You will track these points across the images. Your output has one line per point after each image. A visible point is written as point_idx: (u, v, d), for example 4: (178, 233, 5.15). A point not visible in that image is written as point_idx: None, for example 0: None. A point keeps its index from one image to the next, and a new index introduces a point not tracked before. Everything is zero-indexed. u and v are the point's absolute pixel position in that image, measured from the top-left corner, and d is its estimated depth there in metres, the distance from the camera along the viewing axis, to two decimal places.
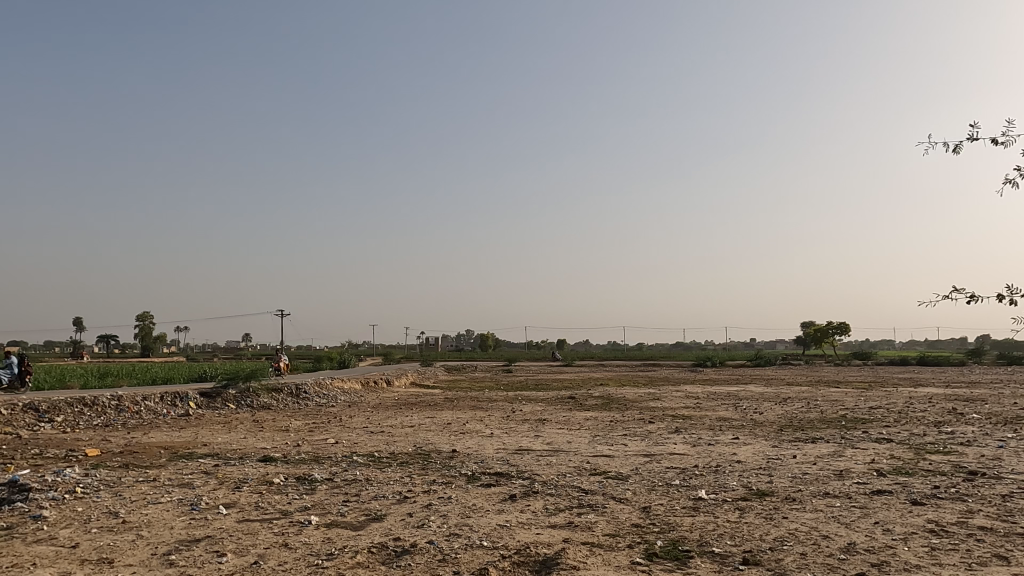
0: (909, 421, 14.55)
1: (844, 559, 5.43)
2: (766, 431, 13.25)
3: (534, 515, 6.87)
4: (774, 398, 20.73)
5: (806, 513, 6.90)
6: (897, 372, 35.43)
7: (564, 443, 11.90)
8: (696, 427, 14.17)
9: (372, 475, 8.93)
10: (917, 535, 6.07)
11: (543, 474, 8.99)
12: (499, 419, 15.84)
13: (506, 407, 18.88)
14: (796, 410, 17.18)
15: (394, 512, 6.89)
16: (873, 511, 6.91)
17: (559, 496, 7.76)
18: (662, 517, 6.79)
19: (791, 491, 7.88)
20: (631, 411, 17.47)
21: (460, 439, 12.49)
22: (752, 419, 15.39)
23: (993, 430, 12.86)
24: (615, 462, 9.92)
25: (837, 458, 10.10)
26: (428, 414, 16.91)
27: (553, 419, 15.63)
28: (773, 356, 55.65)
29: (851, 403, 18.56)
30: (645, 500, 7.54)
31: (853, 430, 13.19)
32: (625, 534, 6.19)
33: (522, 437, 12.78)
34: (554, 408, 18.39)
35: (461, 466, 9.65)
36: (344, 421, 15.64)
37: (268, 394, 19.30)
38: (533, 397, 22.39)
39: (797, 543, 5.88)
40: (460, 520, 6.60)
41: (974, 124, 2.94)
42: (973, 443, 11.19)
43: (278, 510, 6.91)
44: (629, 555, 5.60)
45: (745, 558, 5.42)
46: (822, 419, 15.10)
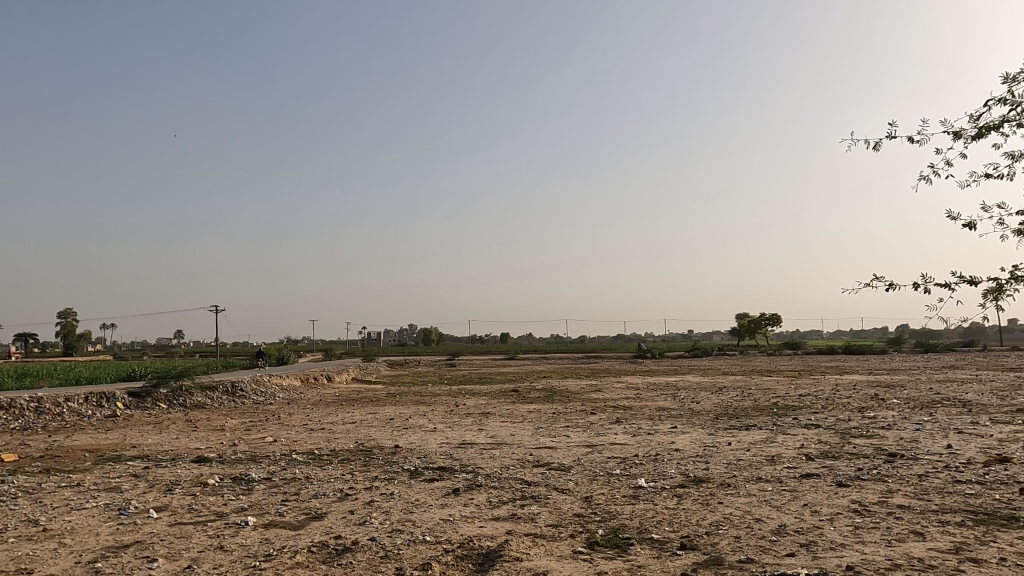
0: (835, 407, 15.25)
1: (774, 540, 5.66)
2: (702, 420, 13.64)
3: (477, 508, 6.87)
4: (709, 388, 21.42)
5: (741, 498, 7.15)
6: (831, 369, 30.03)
7: (507, 436, 11.94)
8: (636, 417, 14.45)
9: (312, 473, 8.73)
10: (842, 515, 6.38)
11: (486, 468, 9.01)
12: (442, 413, 15.73)
13: (449, 401, 18.83)
14: (730, 399, 17.74)
15: (335, 510, 6.77)
16: (803, 494, 7.21)
17: (502, 489, 7.79)
18: (603, 506, 6.91)
19: (726, 477, 8.15)
20: (573, 403, 17.65)
21: (403, 434, 12.35)
22: (689, 408, 15.79)
23: (911, 414, 13.62)
24: (558, 454, 10.02)
25: (769, 444, 10.48)
26: (370, 411, 16.67)
27: (496, 412, 15.69)
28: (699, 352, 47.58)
29: (783, 391, 19.32)
30: (587, 490, 7.67)
31: (785, 417, 13.71)
32: (568, 524, 6.28)
33: (465, 431, 12.77)
34: (497, 402, 18.37)
35: (403, 461, 9.57)
36: (282, 419, 15.24)
37: (203, 393, 18.63)
38: (475, 391, 22.38)
39: (732, 526, 6.09)
40: (403, 516, 6.55)
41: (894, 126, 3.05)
42: (893, 427, 11.81)
43: (213, 512, 6.67)
44: (571, 544, 5.67)
45: (683, 543, 5.57)
46: (756, 407, 15.63)
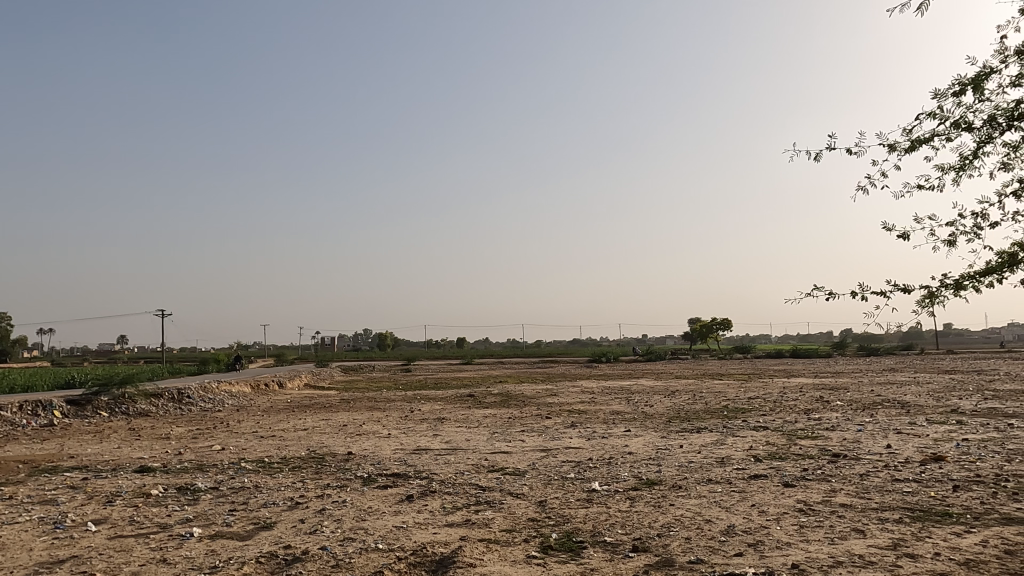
0: (782, 409, 15.73)
1: (723, 540, 5.78)
2: (655, 423, 13.85)
3: (431, 515, 6.82)
4: (663, 391, 21.77)
5: (692, 499, 7.28)
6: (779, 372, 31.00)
7: (462, 441, 11.89)
8: (590, 421, 14.59)
9: (261, 482, 8.52)
10: (788, 514, 6.55)
11: (441, 473, 8.95)
12: (396, 419, 15.57)
13: (404, 407, 18.66)
14: (682, 402, 18.08)
15: (285, 520, 6.62)
16: (751, 495, 7.39)
17: (457, 494, 7.76)
18: (557, 510, 6.94)
19: (677, 479, 8.29)
20: (528, 408, 17.70)
21: (356, 441, 12.18)
22: (643, 412, 16.03)
23: (853, 415, 14.14)
24: (513, 459, 10.04)
25: (720, 446, 10.72)
26: (323, 417, 16.39)
27: (452, 418, 15.62)
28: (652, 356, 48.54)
29: (732, 394, 19.84)
30: (542, 494, 7.69)
31: (734, 419, 14.05)
32: (522, 529, 6.28)
33: (420, 436, 12.68)
34: (453, 407, 18.28)
35: (357, 468, 9.42)
36: (231, 426, 14.84)
37: (147, 400, 17.99)
38: (431, 396, 22.23)
39: (683, 528, 6.19)
40: (356, 524, 6.45)
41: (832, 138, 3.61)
42: (836, 428, 12.21)
43: (156, 524, 6.44)
44: (525, 549, 5.67)
45: (635, 546, 5.64)
46: (707, 409, 15.96)
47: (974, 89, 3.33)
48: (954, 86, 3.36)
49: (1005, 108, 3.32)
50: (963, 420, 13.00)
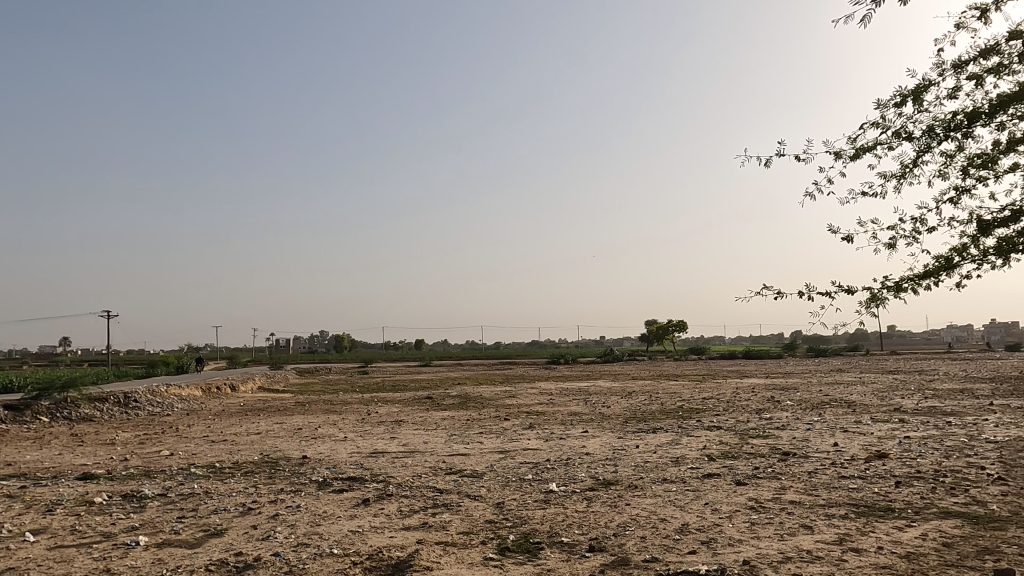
0: (735, 409, 16.10)
1: (678, 539, 5.87)
2: (612, 423, 13.99)
3: (388, 518, 6.75)
4: (620, 392, 22.05)
5: (647, 498, 7.38)
6: (733, 373, 31.68)
7: (420, 444, 11.81)
8: (548, 422, 14.66)
9: (212, 487, 8.30)
10: (740, 512, 6.70)
11: (398, 476, 8.86)
12: (353, 422, 15.37)
13: (361, 409, 18.42)
14: (639, 402, 18.31)
15: (237, 526, 6.46)
16: (704, 493, 7.53)
17: (413, 497, 7.69)
18: (515, 511, 6.95)
19: (633, 478, 8.39)
20: (487, 409, 17.68)
21: (312, 444, 11.97)
22: (600, 412, 16.19)
23: (802, 415, 14.56)
24: (471, 461, 10.01)
25: (675, 446, 10.90)
26: (277, 420, 16.05)
27: (409, 420, 15.49)
28: (610, 356, 49.10)
29: (687, 395, 20.20)
30: (499, 495, 7.69)
31: (689, 419, 14.31)
32: (479, 531, 6.27)
33: (377, 439, 12.54)
34: (411, 409, 18.14)
35: (311, 472, 9.26)
36: (180, 431, 14.40)
37: (91, 404, 17.34)
38: (388, 398, 22.02)
39: (639, 527, 6.27)
40: (310, 529, 6.34)
41: (782, 145, 3.86)
42: (786, 428, 12.55)
43: (99, 533, 6.21)
44: (482, 550, 5.66)
45: (591, 546, 5.68)
46: (662, 410, 16.22)
47: (914, 100, 3.47)
48: (895, 97, 3.49)
49: (942, 119, 3.47)
50: (905, 418, 13.52)
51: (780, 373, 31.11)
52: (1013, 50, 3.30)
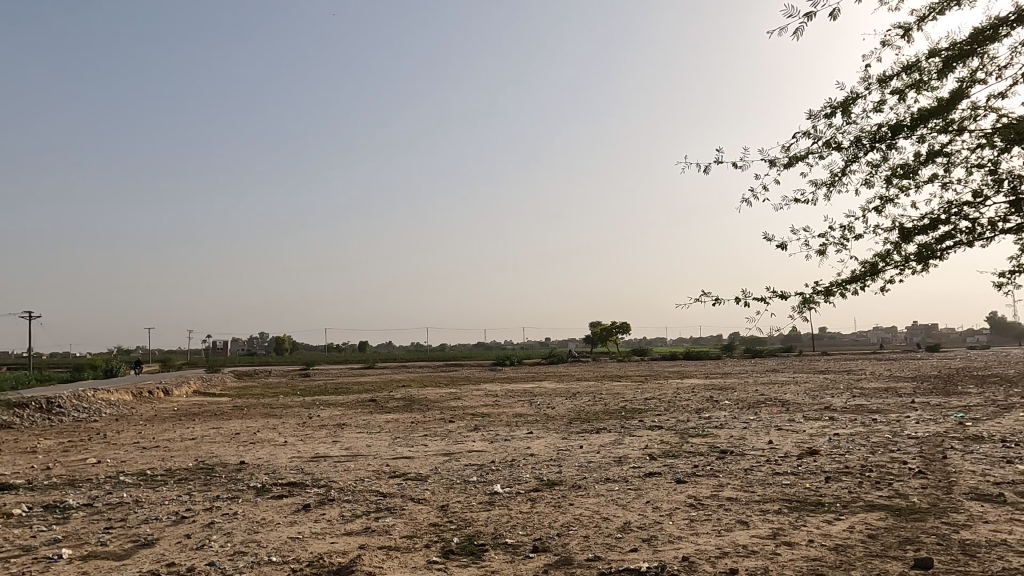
0: (676, 408, 16.47)
1: (619, 537, 5.96)
2: (557, 425, 14.10)
3: (329, 523, 6.61)
4: (564, 393, 22.27)
5: (590, 498, 7.47)
6: (674, 373, 32.44)
7: (363, 447, 11.62)
8: (493, 423, 14.66)
9: (142, 496, 7.95)
10: (680, 509, 6.86)
11: (340, 481, 8.69)
12: (293, 426, 15.00)
13: (302, 413, 18.00)
14: (583, 403, 18.51)
15: (169, 535, 6.21)
16: (646, 492, 7.67)
17: (356, 502, 7.56)
18: (459, 514, 6.92)
19: (577, 479, 8.48)
20: (432, 412, 17.55)
21: (250, 449, 11.62)
22: (545, 413, 16.30)
23: (739, 413, 15.03)
24: (415, 464, 9.91)
25: (618, 445, 11.07)
26: (214, 425, 15.52)
27: (352, 423, 15.23)
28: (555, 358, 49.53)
29: (630, 395, 20.55)
30: (444, 498, 7.64)
31: (631, 419, 14.56)
32: (423, 534, 6.21)
33: (318, 443, 12.28)
34: (354, 412, 17.83)
35: (250, 478, 8.98)
36: (108, 437, 13.75)
37: (10, 411, 16.36)
38: (331, 401, 21.59)
39: (582, 526, 6.34)
40: (247, 537, 6.15)
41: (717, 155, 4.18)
42: (724, 426, 12.92)
43: (18, 546, 5.86)
44: (426, 554, 5.62)
45: (535, 546, 5.71)
46: (606, 411, 16.46)
47: (843, 111, 3.64)
48: (825, 108, 3.65)
49: (868, 131, 3.64)
50: (835, 416, 14.12)
51: (719, 373, 32.00)
52: (933, 67, 3.51)
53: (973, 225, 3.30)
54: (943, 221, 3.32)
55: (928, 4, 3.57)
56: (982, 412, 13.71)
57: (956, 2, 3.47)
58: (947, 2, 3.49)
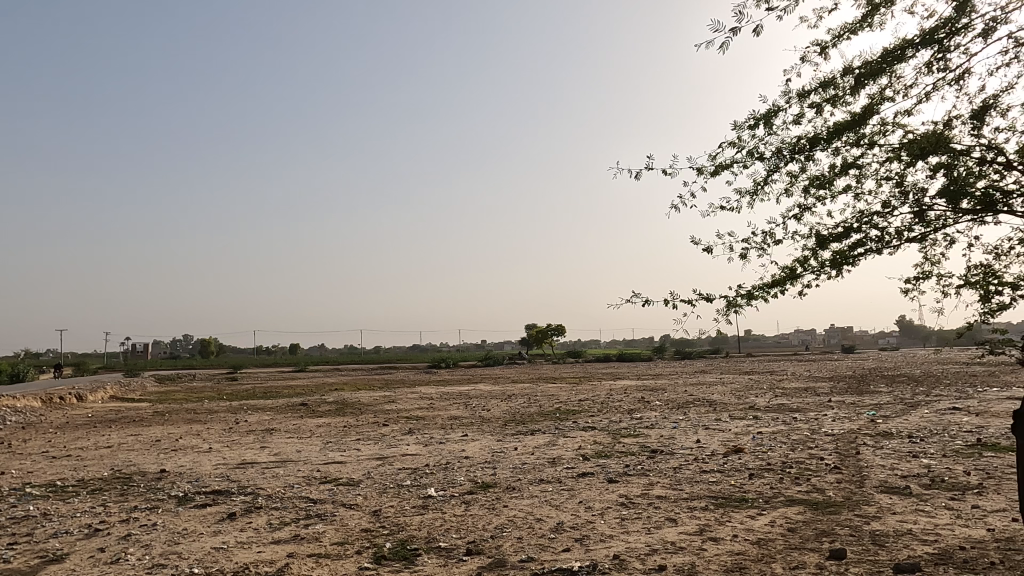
0: (608, 409, 16.80)
1: (552, 537, 6.02)
2: (492, 427, 14.12)
3: (256, 532, 6.41)
4: (500, 395, 22.33)
5: (524, 499, 7.52)
6: (607, 375, 33.07)
7: (293, 452, 11.32)
8: (428, 426, 14.55)
9: (52, 508, 7.48)
10: (611, 508, 6.99)
11: (269, 487, 8.43)
12: (219, 432, 14.45)
13: (228, 418, 17.37)
14: (518, 405, 18.61)
15: (81, 550, 5.87)
16: (579, 492, 7.78)
17: (285, 509, 7.35)
18: (392, 518, 6.83)
19: (511, 480, 8.52)
20: (365, 415, 17.26)
21: (171, 457, 11.12)
22: (480, 416, 16.30)
23: (669, 413, 15.46)
24: (347, 468, 9.73)
25: (552, 446, 11.19)
26: (132, 432, 14.77)
27: (282, 428, 14.81)
28: (490, 359, 49.61)
29: (564, 397, 20.82)
30: (377, 503, 7.53)
31: (565, 420, 14.74)
32: (354, 540, 6.10)
33: (246, 449, 11.87)
34: (283, 416, 17.34)
35: (171, 487, 8.60)
36: (14, 446, 12.87)
37: None
38: (260, 405, 20.93)
39: (515, 528, 6.37)
40: (168, 548, 5.88)
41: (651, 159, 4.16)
42: (654, 426, 13.27)
43: None
44: (357, 560, 5.52)
45: (469, 549, 5.70)
46: (541, 412, 16.60)
47: (765, 123, 3.80)
48: (749, 119, 3.80)
49: (788, 142, 3.82)
50: (758, 415, 14.73)
51: (650, 374, 32.80)
52: (847, 84, 3.71)
53: (882, 233, 3.51)
54: (856, 229, 3.51)
55: (843, 25, 3.78)
56: (892, 410, 14.57)
57: (867, 24, 3.68)
58: (859, 23, 3.70)
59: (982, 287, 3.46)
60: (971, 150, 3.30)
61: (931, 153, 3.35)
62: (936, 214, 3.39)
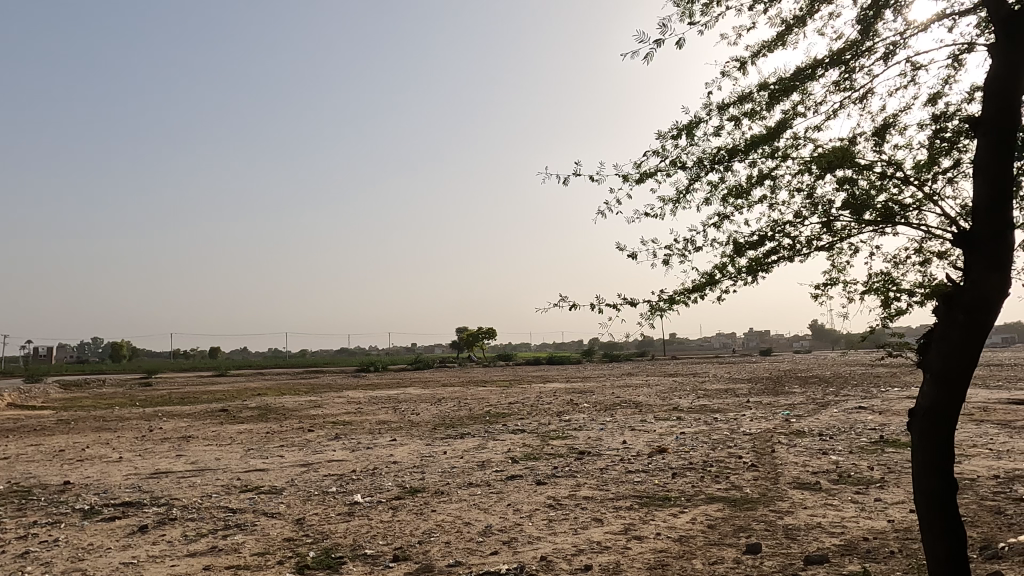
0: (538, 412, 16.95)
1: (480, 541, 6.01)
2: (421, 431, 13.98)
3: (170, 545, 6.10)
4: (430, 399, 22.17)
5: (452, 503, 7.47)
6: (537, 377, 33.37)
7: (211, 460, 10.85)
8: (355, 431, 14.26)
9: None
10: (539, 510, 7.05)
11: (184, 498, 8.05)
12: (131, 440, 13.68)
13: (141, 425, 16.48)
14: (447, 408, 18.53)
15: None
16: (508, 495, 7.81)
17: (202, 520, 7.04)
18: (316, 526, 6.66)
19: (440, 485, 8.45)
20: (290, 420, 16.74)
21: (77, 467, 10.45)
22: (409, 420, 16.12)
23: (597, 415, 15.74)
24: (269, 476, 9.41)
25: (481, 450, 11.19)
26: (32, 442, 13.78)
27: (200, 435, 14.17)
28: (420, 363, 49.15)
29: (494, 400, 20.86)
30: (300, 511, 7.31)
31: (495, 423, 14.77)
32: (276, 550, 5.91)
33: (160, 458, 11.29)
34: (202, 423, 16.60)
35: (76, 500, 8.08)
36: None
37: None
38: (175, 412, 19.97)
39: (444, 532, 6.32)
40: (71, 565, 5.52)
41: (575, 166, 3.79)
42: (582, 428, 13.48)
43: None
44: (279, 571, 5.34)
45: (395, 555, 5.61)
46: (470, 415, 16.57)
47: (687, 134, 3.91)
48: (672, 130, 3.89)
49: (708, 153, 3.95)
50: (681, 415, 15.21)
51: (579, 376, 33.32)
52: (762, 99, 3.87)
53: (793, 242, 3.68)
54: (770, 238, 3.67)
55: (760, 42, 3.95)
56: (804, 409, 15.36)
57: (782, 42, 3.87)
58: (774, 41, 3.88)
59: (882, 293, 3.69)
60: (873, 165, 3.52)
61: (838, 167, 3.55)
62: (842, 225, 3.58)
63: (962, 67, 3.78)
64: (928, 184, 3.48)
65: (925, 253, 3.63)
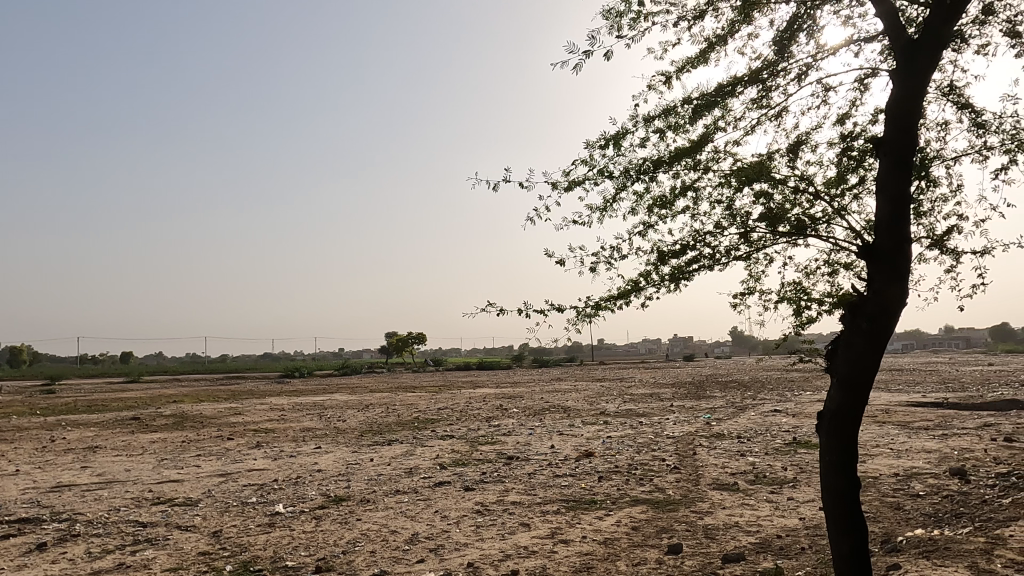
0: (467, 417, 16.90)
1: (407, 549, 5.92)
2: (347, 438, 13.66)
3: (72, 563, 5.71)
4: (357, 405, 21.73)
5: (378, 511, 7.33)
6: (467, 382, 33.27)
7: (120, 472, 10.24)
8: (278, 439, 13.80)
9: None
10: (467, 516, 7.01)
11: (89, 512, 7.56)
12: (29, 451, 12.73)
13: (41, 435, 15.38)
14: (375, 414, 18.20)
15: None
16: (435, 501, 7.73)
17: (108, 535, 6.62)
18: (234, 539, 6.39)
19: (366, 493, 8.28)
20: (207, 429, 16.01)
21: None
22: (335, 426, 15.73)
23: (526, 420, 15.83)
24: (185, 487, 8.96)
25: (409, 456, 11.05)
26: None
27: (108, 445, 13.36)
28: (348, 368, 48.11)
29: (423, 405, 20.66)
30: (217, 523, 7.00)
31: (423, 429, 14.61)
32: (190, 565, 5.63)
33: (62, 470, 10.56)
34: (110, 432, 15.64)
35: None
36: None
37: None
38: (81, 420, 18.73)
39: (369, 541, 6.19)
40: None
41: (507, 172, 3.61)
42: (511, 433, 13.52)
43: None
44: None
45: (318, 567, 5.45)
46: (398, 421, 16.33)
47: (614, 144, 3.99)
48: (600, 140, 3.96)
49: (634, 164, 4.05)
50: (608, 420, 15.50)
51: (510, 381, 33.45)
52: (686, 113, 3.99)
53: (713, 251, 3.81)
54: (692, 247, 3.79)
55: (684, 58, 4.08)
56: (723, 413, 15.91)
57: (704, 59, 4.01)
58: (697, 58, 4.02)
59: (795, 301, 3.87)
60: (787, 180, 3.69)
61: (756, 182, 3.70)
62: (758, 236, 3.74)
63: (866, 91, 4.02)
64: (837, 200, 3.68)
65: (833, 265, 3.84)
